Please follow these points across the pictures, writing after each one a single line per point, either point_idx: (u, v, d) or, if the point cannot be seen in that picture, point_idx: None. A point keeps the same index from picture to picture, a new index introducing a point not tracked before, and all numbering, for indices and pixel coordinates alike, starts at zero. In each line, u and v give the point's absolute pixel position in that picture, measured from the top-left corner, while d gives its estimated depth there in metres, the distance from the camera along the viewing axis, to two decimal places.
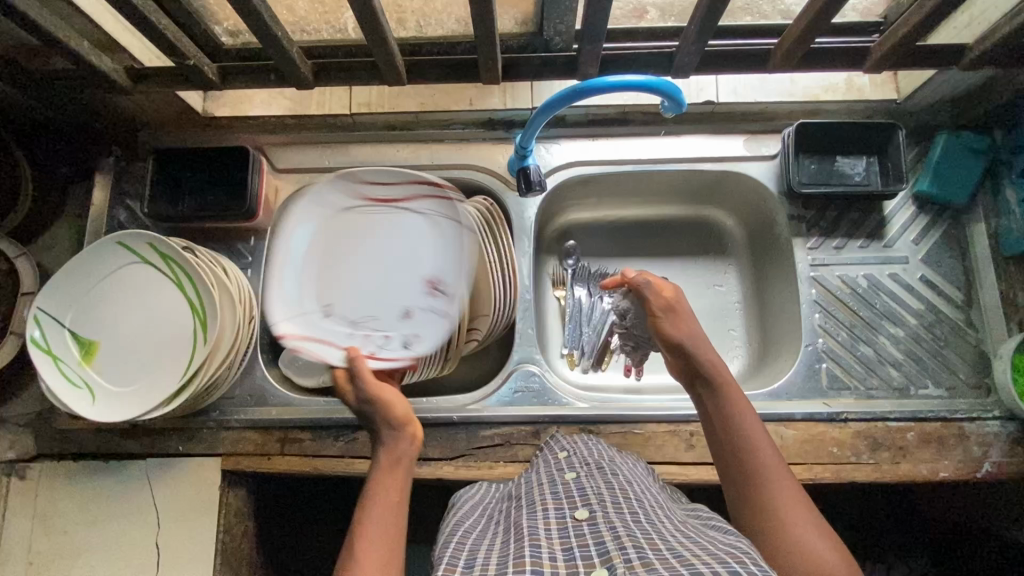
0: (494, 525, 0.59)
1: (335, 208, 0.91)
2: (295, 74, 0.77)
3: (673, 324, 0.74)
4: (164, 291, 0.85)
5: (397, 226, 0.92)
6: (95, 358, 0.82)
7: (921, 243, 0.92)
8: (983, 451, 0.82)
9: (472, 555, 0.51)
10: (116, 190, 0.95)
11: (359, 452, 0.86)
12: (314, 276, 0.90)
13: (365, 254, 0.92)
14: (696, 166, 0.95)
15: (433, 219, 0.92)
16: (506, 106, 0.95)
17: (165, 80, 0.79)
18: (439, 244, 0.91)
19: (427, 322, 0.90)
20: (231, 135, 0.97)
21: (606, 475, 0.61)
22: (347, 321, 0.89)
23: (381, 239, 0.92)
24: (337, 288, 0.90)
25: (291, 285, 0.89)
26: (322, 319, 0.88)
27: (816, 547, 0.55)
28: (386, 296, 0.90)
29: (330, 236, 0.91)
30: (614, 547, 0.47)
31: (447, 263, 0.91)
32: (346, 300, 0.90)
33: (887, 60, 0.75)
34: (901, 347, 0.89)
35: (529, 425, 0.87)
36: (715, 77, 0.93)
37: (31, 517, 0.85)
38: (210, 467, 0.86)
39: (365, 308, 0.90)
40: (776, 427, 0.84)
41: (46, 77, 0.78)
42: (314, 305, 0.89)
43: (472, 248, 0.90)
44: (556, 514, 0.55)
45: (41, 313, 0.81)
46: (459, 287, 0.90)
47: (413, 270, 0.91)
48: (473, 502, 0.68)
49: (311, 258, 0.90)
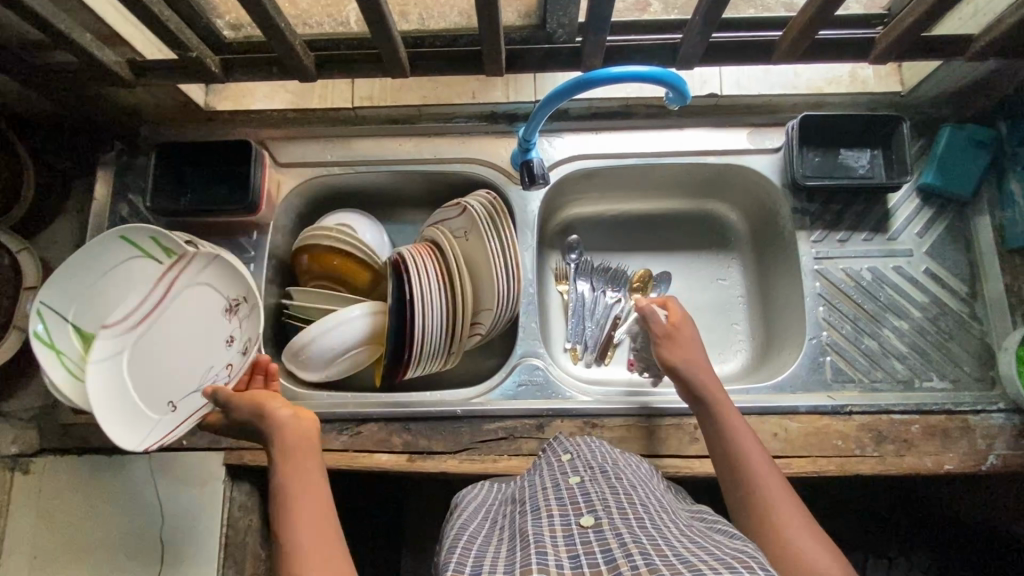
0: (499, 530, 0.59)
1: (131, 330, 0.83)
2: (297, 67, 0.76)
3: (672, 351, 0.81)
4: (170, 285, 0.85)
5: (154, 325, 0.85)
6: None
7: (926, 235, 0.91)
8: (988, 444, 0.82)
9: (478, 562, 0.51)
10: (118, 184, 0.94)
11: (363, 446, 0.86)
12: (159, 386, 0.83)
13: (178, 333, 0.86)
14: (699, 159, 0.95)
15: (186, 298, 0.86)
16: (510, 99, 0.95)
17: (167, 73, 0.79)
18: (212, 287, 0.87)
19: (246, 329, 0.87)
20: (234, 130, 0.97)
21: (610, 480, 0.61)
22: (192, 388, 0.85)
23: (174, 322, 0.86)
24: (167, 372, 0.84)
25: (127, 412, 0.80)
26: (176, 411, 0.83)
27: (800, 545, 0.60)
28: (210, 344, 0.87)
29: (135, 353, 0.83)
30: (622, 555, 0.48)
31: (195, 332, 0.86)
32: (180, 375, 0.85)
33: (892, 51, 0.75)
34: (905, 340, 0.88)
35: (532, 419, 0.86)
36: (719, 69, 0.93)
37: (35, 512, 0.85)
38: (214, 461, 0.86)
39: (196, 375, 0.85)
40: (780, 420, 0.84)
41: (48, 71, 0.78)
42: (161, 407, 0.83)
43: (232, 272, 0.86)
44: (561, 520, 0.55)
45: (45, 307, 0.80)
46: (239, 290, 0.86)
47: (205, 321, 0.87)
48: (475, 503, 0.68)
49: (124, 379, 0.81)
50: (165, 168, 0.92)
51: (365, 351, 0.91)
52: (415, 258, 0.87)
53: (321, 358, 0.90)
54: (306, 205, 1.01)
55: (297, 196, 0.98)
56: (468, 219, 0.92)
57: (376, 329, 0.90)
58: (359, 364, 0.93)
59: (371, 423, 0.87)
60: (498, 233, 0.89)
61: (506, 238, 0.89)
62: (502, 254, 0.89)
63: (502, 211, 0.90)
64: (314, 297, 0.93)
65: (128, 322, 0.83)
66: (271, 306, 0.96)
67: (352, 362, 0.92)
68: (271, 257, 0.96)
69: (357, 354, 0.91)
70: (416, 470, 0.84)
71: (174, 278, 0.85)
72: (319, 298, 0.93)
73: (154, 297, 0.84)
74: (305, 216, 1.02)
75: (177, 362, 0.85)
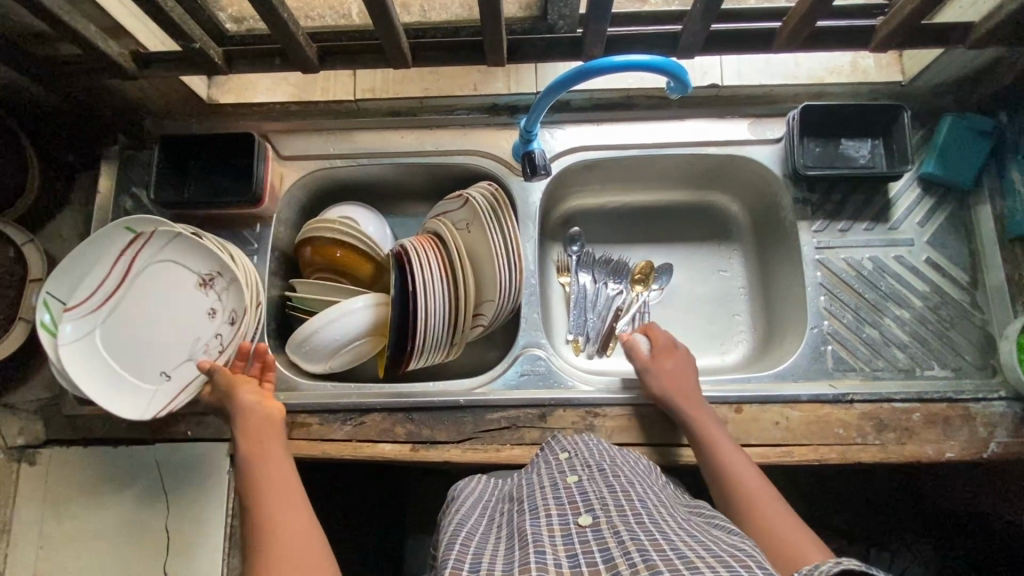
0: (496, 528, 0.59)
1: (106, 305, 0.83)
2: (300, 58, 0.77)
3: (653, 380, 0.84)
4: (168, 267, 0.85)
5: (130, 300, 0.84)
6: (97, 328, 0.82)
7: (927, 224, 0.91)
8: (989, 432, 0.82)
9: (476, 559, 0.52)
10: (122, 178, 0.95)
11: (366, 436, 0.87)
12: (143, 358, 0.83)
13: (157, 305, 0.85)
14: (700, 150, 0.95)
15: (156, 270, 0.85)
16: (511, 91, 0.95)
17: (171, 65, 0.79)
18: (180, 261, 0.85)
19: (227, 299, 0.85)
20: (237, 123, 0.98)
21: (608, 478, 0.62)
22: (178, 359, 0.84)
23: (148, 294, 0.84)
24: (152, 345, 0.84)
25: (112, 387, 0.81)
26: (164, 382, 0.83)
27: (795, 542, 0.63)
28: (188, 315, 0.85)
29: (112, 328, 0.83)
30: (619, 553, 0.48)
31: (170, 303, 0.85)
32: (167, 347, 0.84)
33: (893, 39, 0.75)
34: (906, 329, 0.89)
35: (535, 408, 0.87)
36: (720, 59, 0.93)
37: (41, 502, 0.86)
38: (218, 452, 0.87)
39: (182, 345, 0.84)
40: (782, 409, 0.84)
41: (53, 63, 0.79)
42: (153, 378, 0.83)
43: (197, 246, 0.84)
44: (559, 520, 0.55)
45: (52, 298, 0.81)
46: (209, 260, 0.84)
47: (179, 290, 0.85)
48: (472, 499, 0.68)
49: (107, 357, 0.82)
50: (169, 161, 0.93)
51: (368, 342, 0.92)
52: (417, 250, 0.88)
53: (324, 349, 0.91)
54: (309, 198, 1.01)
55: (300, 188, 0.98)
56: (470, 210, 0.92)
57: (378, 321, 0.91)
58: (362, 356, 0.93)
59: (374, 413, 0.88)
60: (502, 224, 0.89)
61: (506, 230, 0.89)
62: (505, 246, 0.89)
63: (506, 203, 0.90)
64: (317, 289, 0.93)
65: (102, 300, 0.83)
66: (275, 298, 0.97)
67: (355, 354, 0.93)
68: (274, 249, 0.96)
69: (360, 345, 0.92)
70: (420, 459, 0.85)
71: (138, 251, 0.84)
72: (322, 290, 0.93)
73: (123, 276, 0.84)
74: (307, 209, 1.02)
75: (159, 334, 0.84)
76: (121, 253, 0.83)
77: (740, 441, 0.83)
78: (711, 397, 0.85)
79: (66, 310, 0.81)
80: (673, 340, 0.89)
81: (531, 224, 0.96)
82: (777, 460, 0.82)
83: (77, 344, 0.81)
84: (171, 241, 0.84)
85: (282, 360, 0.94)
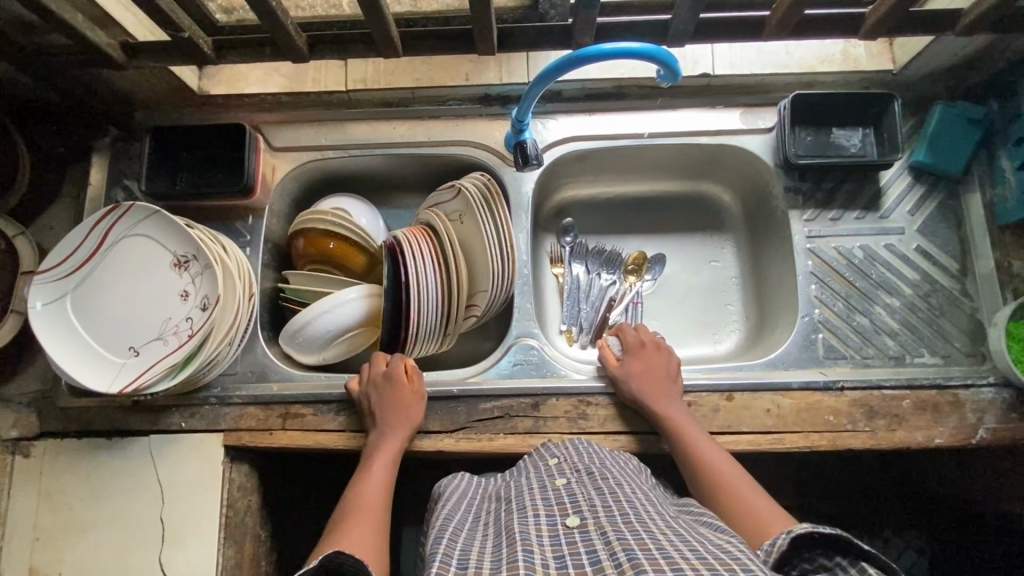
0: (482, 526, 0.60)
1: (82, 279, 0.84)
2: (290, 47, 0.76)
3: (622, 381, 0.85)
4: (147, 246, 0.85)
5: (103, 276, 0.84)
6: (75, 305, 0.83)
7: (917, 213, 0.92)
8: (977, 418, 0.83)
9: (463, 556, 0.52)
10: (113, 169, 0.95)
11: (359, 426, 0.87)
12: (111, 334, 0.83)
13: (130, 283, 0.85)
14: (692, 140, 0.96)
15: (133, 248, 0.85)
16: (503, 81, 0.94)
17: (162, 55, 0.79)
18: (159, 241, 0.85)
19: (200, 283, 0.84)
20: (228, 114, 0.97)
21: (596, 480, 0.63)
22: (148, 338, 0.83)
23: (123, 272, 0.85)
24: (122, 319, 0.83)
25: (81, 360, 0.81)
26: (132, 359, 0.82)
27: (770, 518, 0.65)
28: (162, 296, 0.84)
29: (84, 301, 0.83)
30: (606, 555, 0.48)
31: (144, 283, 0.85)
32: (137, 322, 0.83)
33: (882, 27, 0.75)
34: (896, 317, 0.89)
35: (527, 398, 0.87)
36: (710, 48, 0.93)
37: (35, 494, 0.86)
38: (213, 443, 0.87)
39: (152, 323, 0.83)
40: (773, 397, 0.85)
41: (41, 54, 0.78)
42: (122, 353, 0.83)
43: (175, 226, 0.84)
44: (547, 520, 0.56)
45: (42, 282, 0.82)
46: (186, 242, 0.84)
47: (153, 271, 0.85)
48: (457, 494, 0.69)
49: (79, 330, 0.82)
50: (161, 153, 0.92)
51: (362, 333, 0.92)
52: (410, 241, 0.88)
53: (317, 340, 0.91)
54: (301, 189, 1.01)
55: (292, 180, 0.98)
56: (463, 201, 0.92)
57: (371, 312, 0.91)
58: (355, 347, 0.94)
59: None
60: (495, 215, 0.89)
61: (500, 221, 0.89)
62: (498, 238, 0.89)
63: (498, 195, 0.90)
64: (309, 280, 0.93)
65: (77, 274, 0.84)
66: (268, 290, 0.97)
67: (349, 344, 0.93)
68: (267, 241, 0.96)
69: (354, 336, 0.92)
70: (413, 448, 0.85)
71: (116, 228, 0.85)
72: (315, 281, 0.93)
73: (96, 246, 0.84)
74: (299, 200, 1.02)
75: (130, 313, 0.84)
76: (98, 223, 0.84)
77: (732, 429, 0.84)
78: (703, 385, 0.86)
79: (42, 281, 0.82)
80: (642, 337, 0.90)
81: (524, 214, 0.96)
82: (768, 447, 0.82)
83: (49, 314, 0.81)
84: (150, 222, 0.85)
85: (276, 352, 0.94)
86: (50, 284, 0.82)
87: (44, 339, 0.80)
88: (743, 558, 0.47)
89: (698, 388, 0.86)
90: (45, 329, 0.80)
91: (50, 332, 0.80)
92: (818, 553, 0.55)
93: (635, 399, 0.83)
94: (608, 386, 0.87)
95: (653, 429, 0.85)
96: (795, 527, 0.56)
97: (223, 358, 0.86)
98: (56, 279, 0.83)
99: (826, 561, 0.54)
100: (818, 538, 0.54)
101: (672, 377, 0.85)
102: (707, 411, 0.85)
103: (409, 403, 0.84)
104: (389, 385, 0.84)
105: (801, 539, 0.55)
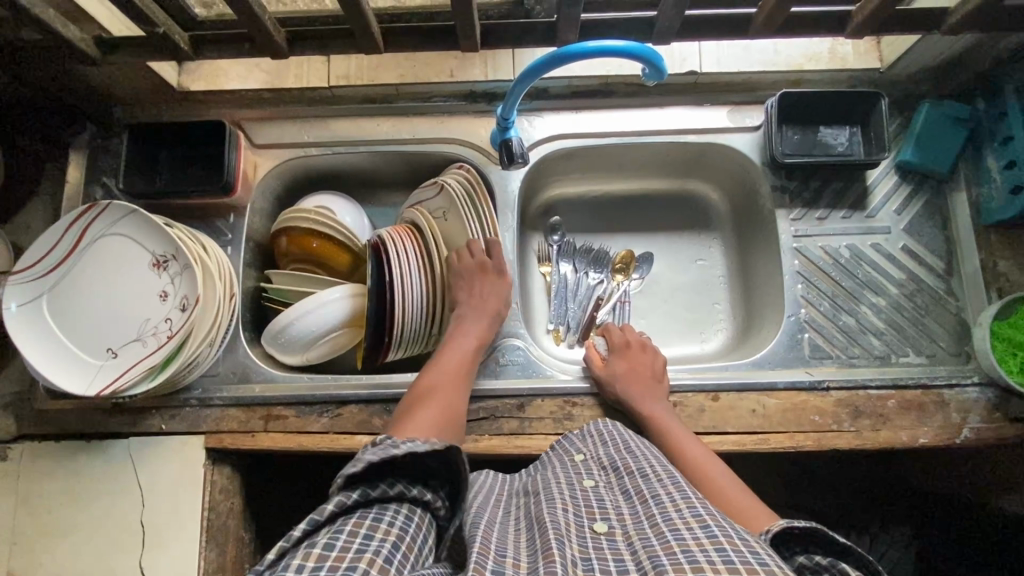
0: (514, 520, 0.59)
1: (57, 279, 0.82)
2: (268, 43, 0.75)
3: (604, 386, 0.85)
4: (124, 246, 0.83)
5: (80, 275, 0.82)
6: (51, 305, 0.81)
7: (903, 213, 0.92)
8: (962, 417, 0.83)
9: (501, 544, 0.52)
10: (91, 167, 0.93)
11: (343, 428, 0.86)
12: (87, 335, 0.81)
13: (107, 283, 0.83)
14: (679, 138, 0.95)
15: (110, 247, 0.83)
16: (488, 77, 0.93)
17: (136, 51, 0.77)
18: (137, 241, 0.83)
19: (180, 283, 0.83)
20: (208, 111, 0.96)
21: (623, 479, 0.62)
22: (126, 339, 0.82)
23: (101, 271, 0.83)
24: (99, 319, 0.82)
25: (57, 362, 0.80)
26: (109, 361, 0.81)
27: (751, 511, 0.65)
28: (139, 296, 0.83)
29: (59, 302, 0.81)
30: (633, 564, 0.47)
31: (122, 282, 0.83)
32: (114, 323, 0.82)
33: (869, 24, 0.74)
34: (882, 317, 0.89)
35: (513, 399, 0.86)
36: (699, 46, 0.92)
37: (13, 498, 0.85)
38: (194, 444, 0.86)
39: (130, 325, 0.82)
40: (758, 396, 0.85)
41: (12, 49, 0.76)
42: (99, 354, 0.81)
43: (153, 225, 0.82)
44: (576, 518, 0.55)
45: (18, 284, 0.80)
46: (165, 240, 0.83)
47: (131, 270, 0.83)
48: (484, 490, 0.68)
49: (55, 331, 0.81)
50: (139, 151, 0.91)
51: (345, 333, 0.91)
52: (394, 240, 0.86)
53: (300, 342, 0.89)
54: (283, 187, 1.00)
55: (274, 178, 0.97)
56: (446, 198, 0.91)
57: (355, 312, 0.89)
58: (341, 348, 0.92)
59: (351, 405, 0.87)
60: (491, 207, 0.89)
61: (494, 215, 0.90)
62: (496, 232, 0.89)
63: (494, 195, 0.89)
64: (291, 279, 0.92)
65: (52, 274, 0.82)
66: (250, 289, 0.96)
67: (333, 345, 0.91)
68: (249, 239, 0.95)
69: (337, 336, 0.91)
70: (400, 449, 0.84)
71: (92, 227, 0.83)
72: (296, 280, 0.92)
73: (72, 246, 0.82)
74: (283, 198, 1.01)
75: (107, 313, 0.82)
76: (75, 222, 0.82)
77: (717, 429, 0.83)
78: (688, 385, 0.86)
79: (17, 282, 0.80)
80: (628, 338, 0.91)
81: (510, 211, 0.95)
82: (754, 447, 0.82)
83: (23, 314, 0.80)
84: (127, 223, 0.83)
85: (258, 352, 0.93)
86: (25, 283, 0.81)
87: (19, 341, 0.78)
88: (772, 564, 0.44)
89: (683, 389, 0.86)
90: (21, 331, 0.79)
91: (25, 333, 0.79)
92: (799, 551, 0.54)
93: (620, 400, 0.83)
94: (591, 380, 0.87)
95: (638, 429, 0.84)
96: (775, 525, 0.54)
97: (203, 360, 0.84)
98: (31, 279, 0.81)
99: (805, 559, 0.53)
100: (797, 533, 0.54)
101: (653, 377, 0.85)
102: (692, 411, 0.84)
103: (497, 284, 0.87)
104: (474, 268, 0.87)
105: (782, 536, 0.54)
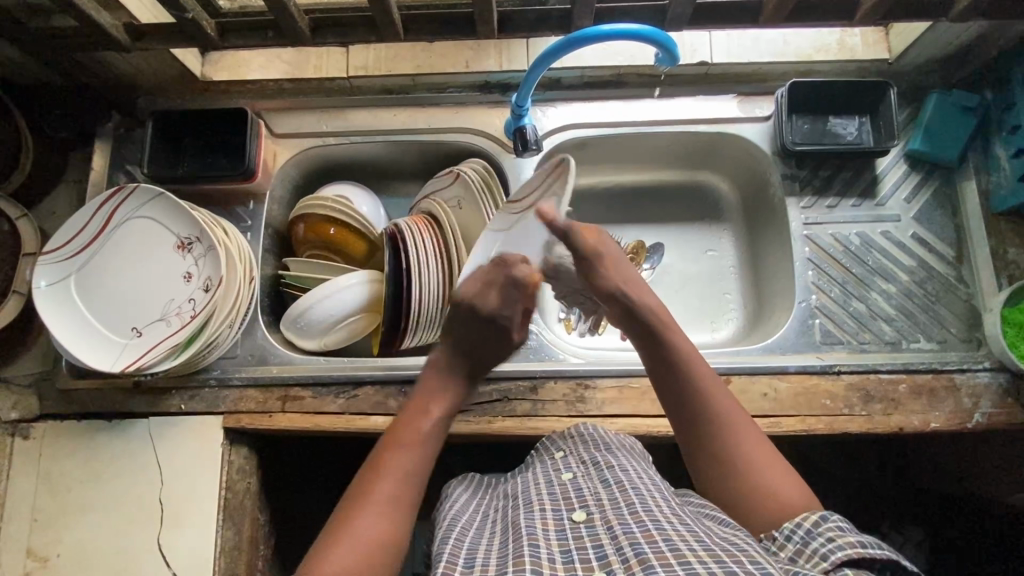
0: (490, 523, 0.59)
1: (87, 260, 0.84)
2: (292, 29, 0.77)
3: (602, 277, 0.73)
4: (151, 230, 0.86)
5: (109, 256, 0.85)
6: (79, 284, 0.84)
7: (913, 201, 0.93)
8: (973, 402, 0.83)
9: (470, 554, 0.52)
10: (115, 155, 0.95)
11: (359, 408, 0.87)
12: (116, 314, 0.83)
13: (135, 265, 0.85)
14: (691, 127, 0.96)
15: (138, 231, 0.86)
16: (503, 68, 0.96)
17: (165, 38, 0.80)
18: (163, 223, 0.86)
19: (203, 265, 0.85)
20: (230, 101, 0.98)
21: (602, 471, 0.62)
22: (152, 318, 0.84)
23: (128, 253, 0.85)
24: (126, 300, 0.84)
25: (84, 339, 0.82)
26: (135, 340, 0.83)
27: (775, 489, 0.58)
28: (165, 277, 0.85)
29: (88, 282, 0.84)
30: (612, 549, 0.48)
31: (149, 264, 0.85)
32: (140, 302, 0.84)
33: (876, 12, 0.76)
34: (893, 303, 0.90)
35: (526, 381, 0.87)
36: (709, 37, 0.94)
37: (35, 476, 0.86)
38: (212, 424, 0.87)
39: (155, 305, 0.84)
40: (769, 380, 0.85)
41: (44, 37, 0.79)
42: (124, 333, 0.83)
43: (178, 209, 0.85)
44: (554, 515, 0.56)
45: (48, 263, 0.82)
46: (190, 224, 0.85)
47: (157, 254, 0.86)
48: (466, 496, 0.68)
49: (83, 309, 0.83)
50: (163, 138, 0.93)
51: (362, 320, 0.92)
52: (412, 230, 0.88)
53: (317, 325, 0.91)
54: (302, 176, 1.02)
55: (293, 167, 0.99)
56: (462, 187, 0.93)
57: (373, 297, 0.91)
58: (356, 334, 0.93)
59: (367, 386, 0.88)
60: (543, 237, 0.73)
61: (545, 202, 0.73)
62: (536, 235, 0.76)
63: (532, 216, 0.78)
64: (310, 267, 0.94)
65: (81, 257, 0.84)
66: (268, 276, 0.97)
67: (349, 331, 0.93)
68: (268, 226, 0.97)
69: (354, 323, 0.92)
70: None
71: (120, 209, 0.85)
72: (315, 268, 0.94)
73: (100, 229, 0.85)
74: (301, 187, 1.03)
75: (133, 293, 0.84)
76: (102, 205, 0.84)
77: None
78: None
79: (49, 263, 0.82)
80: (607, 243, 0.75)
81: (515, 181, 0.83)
82: (765, 430, 0.83)
83: (52, 294, 0.82)
84: (155, 207, 0.85)
85: (276, 338, 0.95)
86: (56, 264, 0.83)
87: (46, 317, 0.80)
88: (748, 550, 0.47)
89: None
90: (49, 309, 0.81)
91: (53, 311, 0.81)
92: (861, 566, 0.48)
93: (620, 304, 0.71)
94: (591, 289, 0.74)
95: (650, 413, 0.85)
96: (808, 519, 0.52)
97: (224, 341, 0.86)
98: (61, 260, 0.83)
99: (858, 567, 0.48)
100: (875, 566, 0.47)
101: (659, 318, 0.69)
102: None
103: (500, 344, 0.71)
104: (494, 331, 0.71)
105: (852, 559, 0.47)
